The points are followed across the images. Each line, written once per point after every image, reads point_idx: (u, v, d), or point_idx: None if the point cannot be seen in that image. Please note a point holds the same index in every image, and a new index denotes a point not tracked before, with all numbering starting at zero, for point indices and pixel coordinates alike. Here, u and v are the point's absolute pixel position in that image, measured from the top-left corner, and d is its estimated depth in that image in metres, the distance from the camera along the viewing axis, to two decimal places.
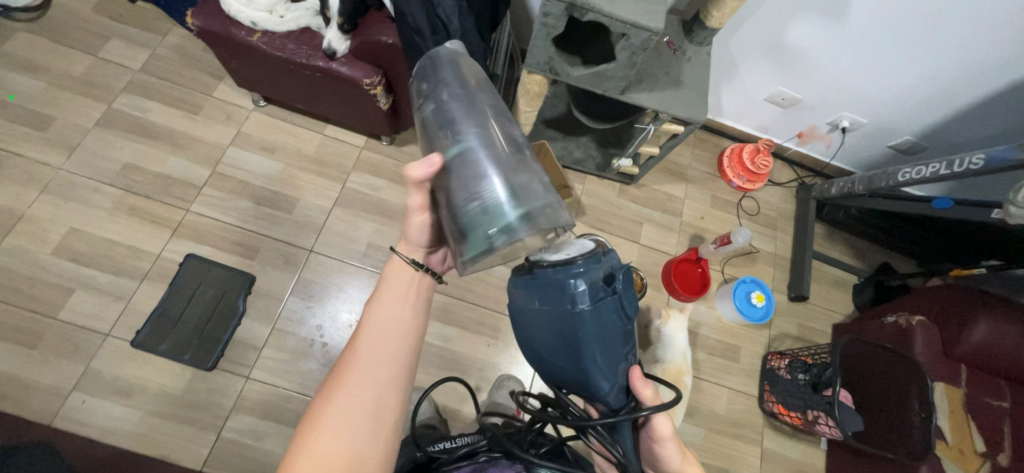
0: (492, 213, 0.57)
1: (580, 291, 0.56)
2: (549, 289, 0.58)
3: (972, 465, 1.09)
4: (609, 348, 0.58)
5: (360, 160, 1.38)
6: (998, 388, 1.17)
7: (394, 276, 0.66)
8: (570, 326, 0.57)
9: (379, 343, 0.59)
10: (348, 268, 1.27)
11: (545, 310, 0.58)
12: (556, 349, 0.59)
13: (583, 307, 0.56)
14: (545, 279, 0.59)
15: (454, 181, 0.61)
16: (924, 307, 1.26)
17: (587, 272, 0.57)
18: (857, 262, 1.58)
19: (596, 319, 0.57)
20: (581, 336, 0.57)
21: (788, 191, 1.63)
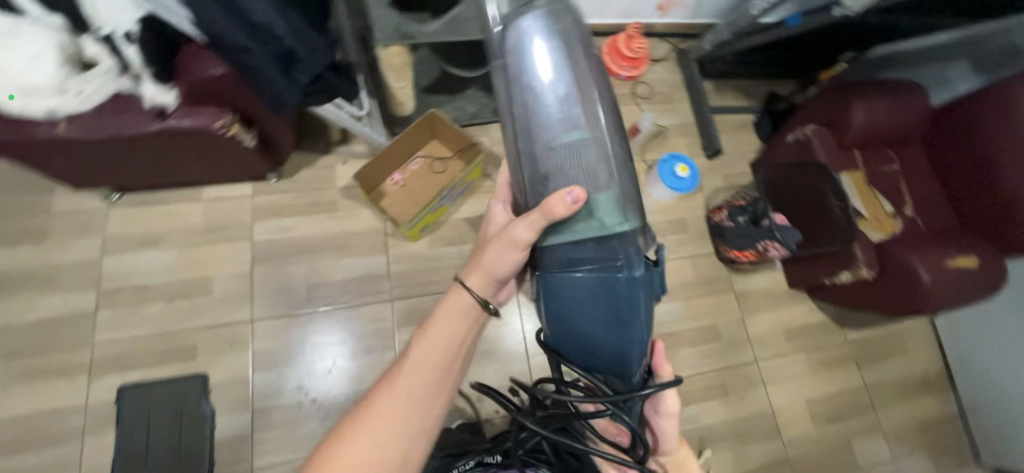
0: (602, 222, 0.60)
1: (631, 263, 0.62)
2: (600, 261, 0.63)
3: (888, 226, 1.27)
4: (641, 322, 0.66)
5: (257, 208, 1.26)
6: (887, 155, 1.35)
7: (443, 315, 0.69)
8: (614, 290, 0.64)
9: (411, 391, 0.65)
10: (300, 318, 1.20)
11: (593, 278, 0.65)
12: (598, 318, 0.67)
13: (632, 275, 0.63)
14: (583, 252, 0.63)
15: (564, 175, 0.59)
16: (812, 116, 1.40)
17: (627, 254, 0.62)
18: (748, 101, 1.71)
19: (628, 291, 0.64)
20: (621, 308, 0.65)
21: (669, 63, 1.70)
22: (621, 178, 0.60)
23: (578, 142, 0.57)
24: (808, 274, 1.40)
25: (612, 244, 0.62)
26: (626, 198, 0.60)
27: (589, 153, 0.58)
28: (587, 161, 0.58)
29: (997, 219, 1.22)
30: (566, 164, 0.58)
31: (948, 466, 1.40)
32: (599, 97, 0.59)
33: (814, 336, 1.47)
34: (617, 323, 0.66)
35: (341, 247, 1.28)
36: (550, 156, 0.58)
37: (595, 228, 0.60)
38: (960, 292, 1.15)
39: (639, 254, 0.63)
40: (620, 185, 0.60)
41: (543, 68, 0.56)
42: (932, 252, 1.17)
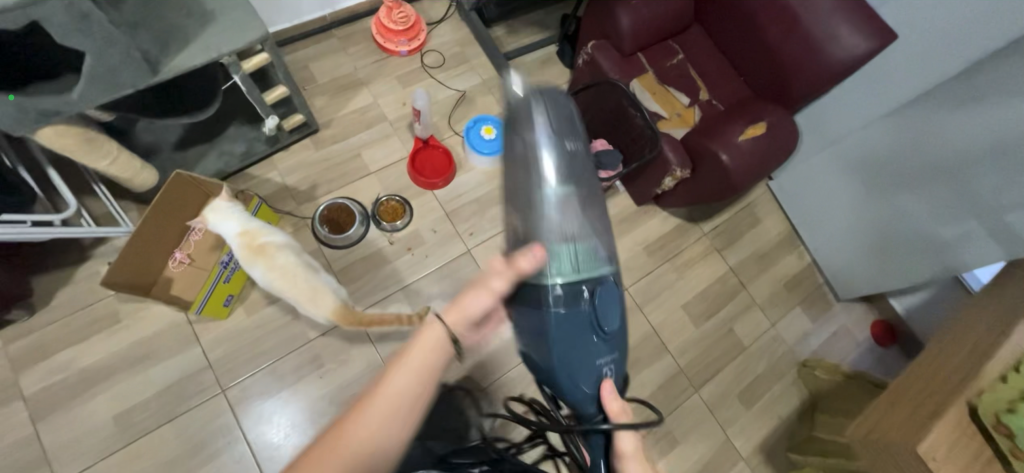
0: (584, 258, 0.63)
1: (599, 297, 0.63)
2: (563, 293, 0.62)
3: (689, 118, 1.27)
4: (606, 350, 0.63)
5: (14, 357, 1.05)
6: (669, 49, 1.34)
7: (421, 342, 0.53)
8: (582, 323, 0.62)
9: (379, 447, 0.47)
10: (115, 459, 1.03)
11: (558, 313, 0.62)
12: (566, 347, 0.62)
13: (593, 307, 0.62)
14: (564, 282, 0.62)
15: (553, 219, 0.64)
16: (590, 32, 1.34)
17: (605, 283, 0.64)
18: (545, 33, 1.63)
19: (610, 312, 0.62)
20: (584, 337, 0.62)
21: (453, 20, 1.57)
22: (589, 228, 0.65)
23: (563, 198, 0.65)
24: (643, 189, 1.39)
25: (581, 294, 0.62)
26: (593, 246, 0.64)
27: (558, 206, 0.64)
28: (570, 214, 0.65)
29: (776, 76, 1.26)
30: (554, 217, 0.64)
31: (818, 311, 1.49)
32: (574, 165, 0.68)
33: (674, 242, 1.48)
34: (596, 348, 0.62)
35: (139, 359, 1.10)
36: (540, 215, 0.64)
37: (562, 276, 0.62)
38: (762, 159, 1.17)
39: (590, 295, 0.62)
40: (590, 239, 0.65)
41: (532, 153, 0.67)
42: (728, 130, 1.17)
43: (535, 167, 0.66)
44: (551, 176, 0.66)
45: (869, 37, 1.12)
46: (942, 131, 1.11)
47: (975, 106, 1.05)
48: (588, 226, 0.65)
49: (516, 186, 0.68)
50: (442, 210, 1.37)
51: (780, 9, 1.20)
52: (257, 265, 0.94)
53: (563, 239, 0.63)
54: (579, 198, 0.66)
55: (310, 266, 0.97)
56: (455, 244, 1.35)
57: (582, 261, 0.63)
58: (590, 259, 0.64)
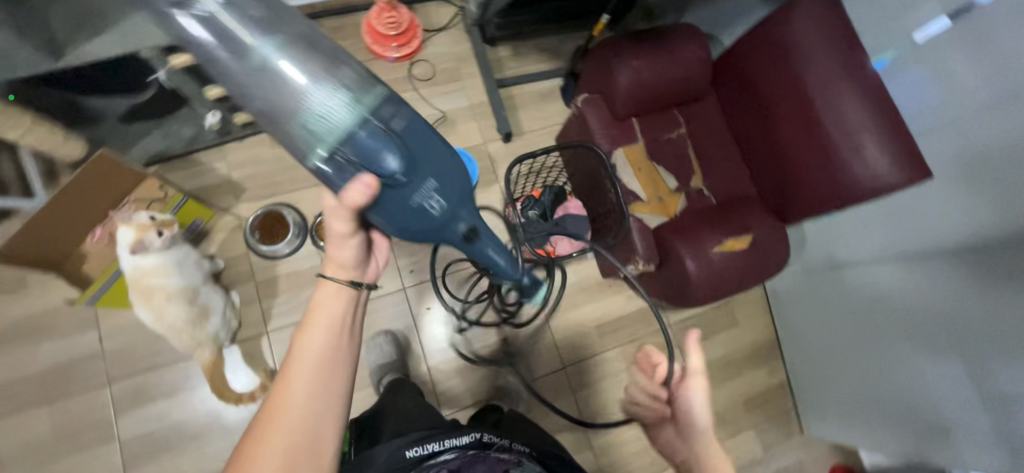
0: (375, 115, 0.58)
1: (396, 137, 0.59)
2: (371, 150, 0.57)
3: (671, 205, 1.12)
4: (447, 181, 0.64)
5: None
6: (672, 119, 1.17)
7: (320, 299, 0.63)
8: (409, 176, 0.60)
9: (316, 363, 0.58)
10: None
11: (367, 168, 0.58)
12: (406, 209, 0.62)
13: (400, 141, 0.59)
14: (352, 148, 0.57)
15: (337, 106, 0.57)
16: (587, 82, 1.18)
17: (409, 137, 0.61)
18: (554, 63, 1.48)
19: (410, 138, 0.60)
20: (412, 181, 0.61)
21: (455, 31, 1.43)
22: (347, 70, 0.59)
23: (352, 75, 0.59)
24: (608, 266, 1.25)
25: (386, 133, 0.58)
26: (358, 80, 0.59)
27: (332, 92, 0.57)
28: (323, 74, 0.57)
29: (783, 181, 1.09)
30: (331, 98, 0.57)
31: (774, 439, 1.34)
32: (286, 38, 0.58)
33: (631, 326, 1.34)
34: (425, 188, 0.62)
35: (36, 331, 1.07)
36: (299, 96, 0.56)
37: (360, 153, 0.57)
38: (738, 277, 1.01)
39: (388, 130, 0.59)
40: (354, 92, 0.58)
41: (255, 59, 0.57)
42: (703, 236, 1.01)
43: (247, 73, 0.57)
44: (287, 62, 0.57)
45: (900, 169, 0.94)
46: (967, 300, 0.91)
47: (1016, 285, 0.84)
48: (347, 75, 0.59)
49: (262, 90, 0.57)
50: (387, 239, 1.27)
51: (806, 109, 1.01)
52: (143, 305, 0.97)
53: (335, 114, 0.56)
54: (337, 73, 0.58)
55: (202, 312, 1.02)
56: (390, 278, 1.25)
57: (375, 118, 0.58)
58: (389, 119, 0.59)
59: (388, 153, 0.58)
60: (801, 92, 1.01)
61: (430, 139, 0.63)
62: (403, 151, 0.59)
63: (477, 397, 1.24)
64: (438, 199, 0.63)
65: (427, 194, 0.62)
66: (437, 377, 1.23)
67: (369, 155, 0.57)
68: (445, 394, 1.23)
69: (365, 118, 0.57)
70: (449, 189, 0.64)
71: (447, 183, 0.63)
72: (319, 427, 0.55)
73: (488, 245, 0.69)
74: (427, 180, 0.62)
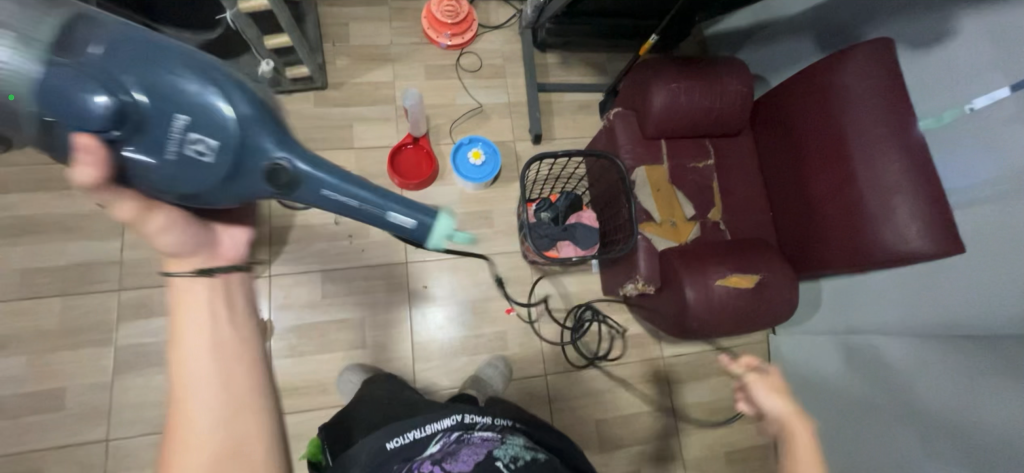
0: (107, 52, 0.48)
1: (118, 73, 0.48)
2: (100, 96, 0.45)
3: (684, 232, 1.10)
4: (205, 111, 0.50)
5: None
6: (702, 149, 1.16)
7: (187, 308, 0.44)
8: (160, 117, 0.49)
9: (217, 391, 0.41)
10: (4, 308, 1.09)
11: (109, 124, 0.46)
12: (187, 162, 0.50)
13: (127, 78, 0.48)
14: (62, 110, 0.45)
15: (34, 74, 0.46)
16: (623, 98, 1.19)
17: (140, 74, 0.48)
18: (597, 78, 1.49)
19: (142, 68, 0.49)
20: (166, 123, 0.49)
21: (508, 31, 1.48)
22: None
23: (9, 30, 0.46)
24: (610, 283, 1.23)
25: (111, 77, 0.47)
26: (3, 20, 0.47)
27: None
28: None
29: (805, 232, 1.06)
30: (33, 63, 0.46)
31: None
32: None
33: (623, 350, 1.31)
34: (189, 137, 0.50)
35: (67, 230, 1.15)
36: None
37: (85, 102, 0.45)
38: (737, 317, 0.98)
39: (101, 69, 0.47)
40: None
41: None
42: (708, 268, 0.99)
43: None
44: None
45: (931, 238, 0.87)
46: (975, 396, 0.85)
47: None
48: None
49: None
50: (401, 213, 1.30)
51: (841, 161, 0.98)
52: None
53: (20, 74, 0.46)
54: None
55: None
56: (396, 251, 1.28)
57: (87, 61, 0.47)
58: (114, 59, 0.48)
59: (101, 97, 0.45)
60: (839, 142, 0.98)
61: (189, 63, 0.51)
62: (130, 98, 0.47)
63: (454, 385, 1.23)
64: (202, 139, 0.50)
65: (188, 130, 0.50)
66: (421, 355, 1.24)
67: (79, 112, 0.45)
68: (424, 374, 1.23)
69: (58, 64, 0.46)
70: (214, 122, 0.51)
71: (209, 116, 0.50)
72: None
73: (326, 187, 0.56)
74: (179, 115, 0.49)
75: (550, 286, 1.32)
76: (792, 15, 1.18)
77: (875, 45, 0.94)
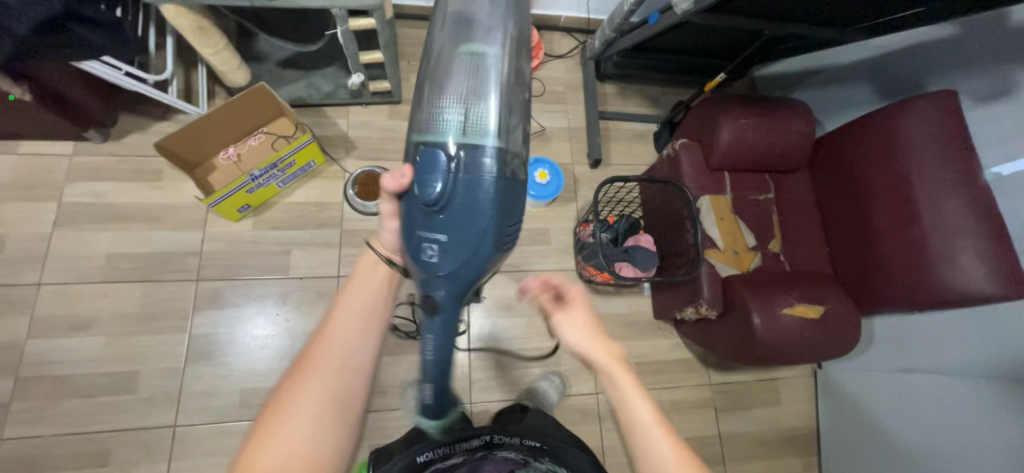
0: (483, 122, 0.58)
1: (458, 169, 0.57)
2: (432, 163, 0.57)
3: (746, 260, 1.14)
4: (467, 257, 0.57)
5: (73, 168, 1.20)
6: (762, 182, 1.21)
7: (362, 273, 0.67)
8: (450, 220, 0.57)
9: (359, 326, 0.61)
10: (89, 289, 1.14)
11: (418, 176, 0.58)
12: (416, 246, 0.59)
13: (452, 170, 0.57)
14: (427, 151, 0.58)
15: (450, 86, 0.59)
16: (688, 131, 1.25)
17: (479, 165, 0.57)
18: (653, 110, 1.57)
19: (472, 184, 0.57)
20: (444, 226, 0.57)
21: (571, 60, 1.56)
22: (479, 72, 0.58)
23: (497, 66, 0.58)
24: (666, 307, 1.26)
25: (453, 164, 0.57)
26: (483, 85, 0.58)
27: (478, 71, 0.58)
28: (461, 71, 0.59)
29: (864, 268, 1.10)
30: (450, 70, 0.59)
31: None
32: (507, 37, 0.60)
33: (671, 373, 1.33)
34: (445, 224, 0.57)
35: (153, 219, 1.20)
36: (497, 63, 0.59)
37: (426, 152, 0.58)
38: (801, 345, 1.01)
39: (452, 157, 0.57)
40: (462, 96, 0.58)
41: (523, 39, 0.62)
42: (775, 297, 1.03)
43: (501, 14, 0.60)
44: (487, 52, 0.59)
45: (998, 281, 0.91)
46: None
47: None
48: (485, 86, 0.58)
49: (468, 28, 0.60)
50: None
51: (904, 201, 1.02)
52: None
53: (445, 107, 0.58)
54: (475, 80, 0.58)
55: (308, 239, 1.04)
56: None
57: (468, 115, 0.58)
58: (483, 131, 0.57)
59: (452, 159, 0.57)
60: (902, 183, 1.03)
61: (502, 210, 0.58)
62: (456, 169, 0.57)
63: (506, 396, 1.25)
64: (438, 256, 0.58)
65: (435, 241, 0.57)
66: (475, 366, 1.26)
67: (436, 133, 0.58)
68: (477, 384, 1.25)
69: (473, 127, 0.57)
70: (459, 259, 0.57)
71: (465, 257, 0.57)
72: (355, 381, 0.58)
73: (433, 331, 0.61)
74: (443, 235, 0.57)
75: (602, 307, 1.35)
76: (850, 62, 1.25)
77: (938, 95, 1.00)
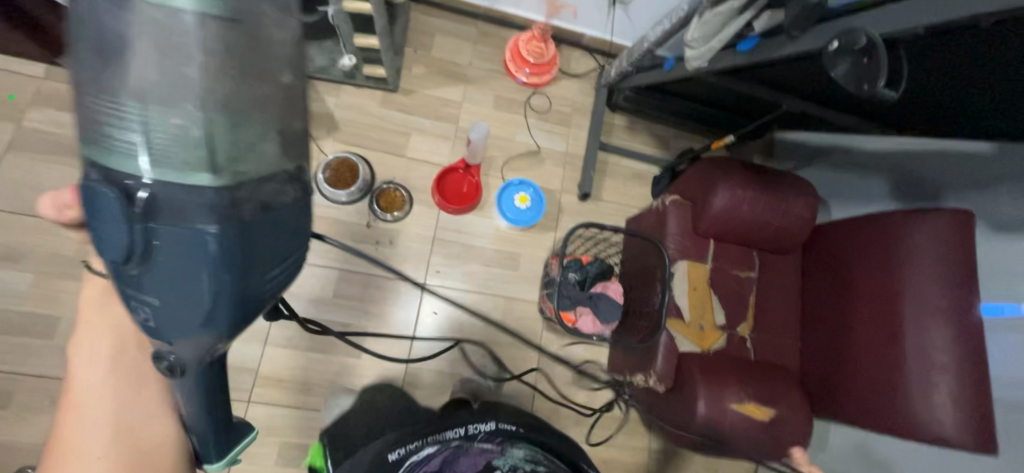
0: (187, 145, 0.39)
1: (143, 217, 0.40)
2: (106, 206, 0.39)
3: (710, 339, 1.07)
4: (186, 316, 0.43)
5: (40, 92, 1.15)
6: (748, 259, 1.13)
7: (86, 308, 0.65)
8: (161, 280, 0.42)
9: (111, 368, 0.63)
10: (27, 222, 1.09)
11: (88, 215, 0.41)
12: (131, 306, 0.44)
13: (136, 218, 0.39)
14: (100, 175, 0.40)
15: (126, 76, 0.38)
16: (682, 187, 1.17)
17: (190, 215, 0.40)
18: (659, 151, 1.48)
19: (178, 238, 0.41)
20: (161, 287, 0.42)
21: (586, 82, 1.48)
22: (183, 58, 0.38)
23: (214, 48, 0.38)
24: (620, 364, 1.19)
25: (135, 207, 0.39)
26: (190, 79, 0.38)
27: (173, 48, 0.37)
28: (149, 56, 0.37)
29: (833, 375, 1.02)
30: (134, 49, 0.37)
31: None
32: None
33: (612, 432, 1.27)
34: (155, 282, 0.42)
35: None
36: (219, 45, 0.38)
37: (103, 177, 0.40)
38: (744, 443, 0.94)
39: (134, 202, 0.39)
40: (150, 96, 0.38)
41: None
42: (726, 386, 0.96)
43: None
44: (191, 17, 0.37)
45: (964, 427, 0.83)
46: None
47: None
48: (195, 78, 0.38)
49: None
50: (432, 232, 1.28)
51: (890, 317, 0.94)
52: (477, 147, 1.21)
53: (121, 109, 0.38)
54: (185, 67, 0.38)
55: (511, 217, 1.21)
56: (416, 270, 1.26)
57: (151, 130, 0.38)
58: (195, 156, 0.39)
59: (130, 200, 0.39)
60: (891, 297, 0.95)
61: (247, 258, 0.43)
62: (143, 215, 0.40)
63: None
64: (153, 319, 0.43)
65: (145, 302, 0.43)
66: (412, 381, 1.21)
67: (114, 157, 0.39)
68: None
69: (167, 140, 0.38)
70: (179, 324, 0.44)
71: (188, 321, 0.43)
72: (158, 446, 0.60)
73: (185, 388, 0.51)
74: (153, 296, 0.42)
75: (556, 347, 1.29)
76: (869, 151, 1.15)
77: (955, 213, 0.91)
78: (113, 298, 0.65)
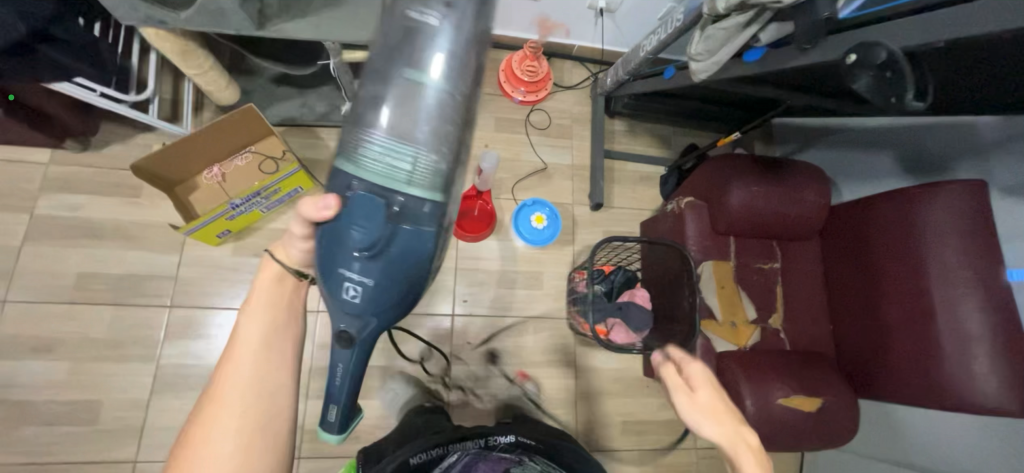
0: (433, 173, 0.52)
1: (393, 214, 0.51)
2: (365, 203, 0.51)
3: (744, 335, 1.08)
4: (392, 299, 0.54)
5: (48, 178, 1.15)
6: (769, 250, 1.15)
7: (259, 292, 0.62)
8: (389, 267, 0.53)
9: (258, 354, 0.57)
10: (55, 310, 1.09)
11: (345, 210, 0.52)
12: (341, 288, 0.53)
13: (388, 213, 0.51)
14: (361, 181, 0.51)
15: (385, 113, 0.51)
16: (695, 188, 1.19)
17: (419, 218, 0.52)
18: (662, 150, 1.49)
19: (408, 235, 0.52)
20: (382, 273, 0.53)
21: (581, 92, 1.49)
22: (442, 111, 0.52)
23: (455, 109, 0.52)
24: (656, 369, 1.20)
25: (389, 209, 0.51)
26: (442, 125, 0.52)
27: (430, 103, 0.51)
28: (411, 104, 0.51)
29: (868, 355, 1.04)
30: (399, 96, 0.51)
31: None
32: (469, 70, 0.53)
33: (656, 434, 1.29)
34: (382, 267, 0.53)
35: (128, 238, 1.15)
36: (458, 103, 0.53)
37: (360, 183, 0.51)
38: (793, 434, 0.96)
39: (385, 204, 0.51)
40: (412, 132, 0.51)
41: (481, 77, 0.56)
42: (769, 382, 0.97)
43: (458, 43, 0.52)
44: (441, 83, 0.52)
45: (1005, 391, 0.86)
46: None
47: None
48: (441, 124, 0.52)
49: (404, 45, 0.52)
50: (453, 262, 1.29)
51: (917, 293, 0.96)
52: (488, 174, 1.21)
53: (390, 137, 0.51)
54: (441, 116, 0.52)
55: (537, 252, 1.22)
56: (443, 302, 1.27)
57: (413, 162, 0.51)
58: (432, 179, 0.52)
59: (381, 203, 0.51)
60: (915, 273, 0.96)
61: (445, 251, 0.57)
62: (395, 217, 0.52)
63: None
64: (361, 293, 0.53)
65: (359, 282, 0.53)
66: (454, 413, 1.22)
67: (370, 169, 0.51)
68: None
69: (420, 165, 0.51)
70: (384, 304, 0.54)
71: (393, 303, 0.55)
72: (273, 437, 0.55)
73: (343, 361, 0.56)
74: (370, 278, 0.53)
75: (589, 359, 1.30)
76: (871, 127, 1.17)
77: (967, 185, 0.94)
78: (286, 290, 0.63)
